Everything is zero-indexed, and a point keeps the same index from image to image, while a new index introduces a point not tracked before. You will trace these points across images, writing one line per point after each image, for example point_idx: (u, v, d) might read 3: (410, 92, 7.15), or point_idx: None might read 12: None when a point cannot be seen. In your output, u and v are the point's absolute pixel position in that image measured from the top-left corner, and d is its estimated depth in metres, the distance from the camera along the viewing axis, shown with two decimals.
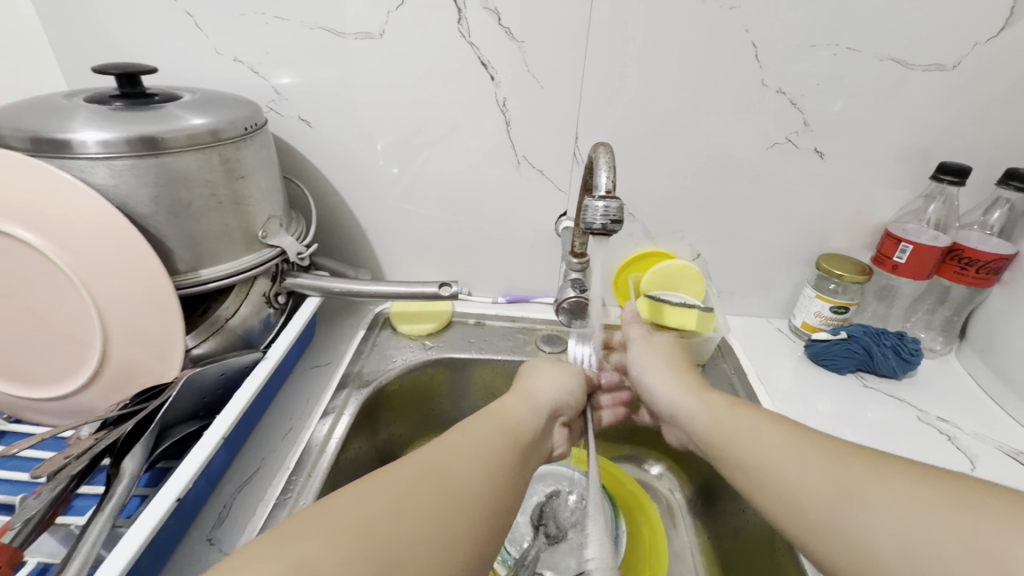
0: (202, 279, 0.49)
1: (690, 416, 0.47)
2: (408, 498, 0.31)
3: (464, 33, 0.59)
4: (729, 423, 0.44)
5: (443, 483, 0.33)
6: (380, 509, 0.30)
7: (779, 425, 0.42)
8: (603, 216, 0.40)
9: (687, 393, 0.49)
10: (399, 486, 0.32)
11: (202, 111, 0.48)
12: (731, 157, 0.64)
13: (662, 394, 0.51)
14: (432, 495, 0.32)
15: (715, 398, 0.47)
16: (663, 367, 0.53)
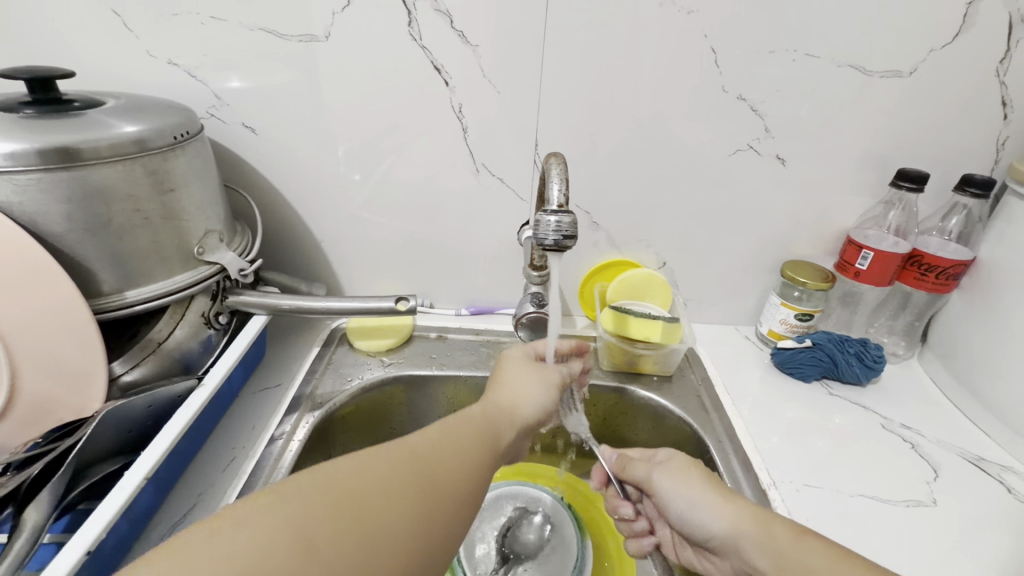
0: (129, 301, 0.45)
1: (752, 553, 0.39)
2: (397, 477, 0.33)
3: (416, 36, 0.56)
4: (797, 558, 0.37)
5: (429, 472, 0.34)
6: (372, 486, 0.32)
7: (851, 563, 0.35)
8: (556, 232, 0.38)
9: (742, 524, 0.40)
10: (390, 466, 0.34)
11: (125, 118, 0.44)
12: (695, 164, 0.63)
13: (713, 522, 0.42)
14: (413, 472, 0.34)
15: (775, 524, 0.39)
16: (708, 491, 0.43)
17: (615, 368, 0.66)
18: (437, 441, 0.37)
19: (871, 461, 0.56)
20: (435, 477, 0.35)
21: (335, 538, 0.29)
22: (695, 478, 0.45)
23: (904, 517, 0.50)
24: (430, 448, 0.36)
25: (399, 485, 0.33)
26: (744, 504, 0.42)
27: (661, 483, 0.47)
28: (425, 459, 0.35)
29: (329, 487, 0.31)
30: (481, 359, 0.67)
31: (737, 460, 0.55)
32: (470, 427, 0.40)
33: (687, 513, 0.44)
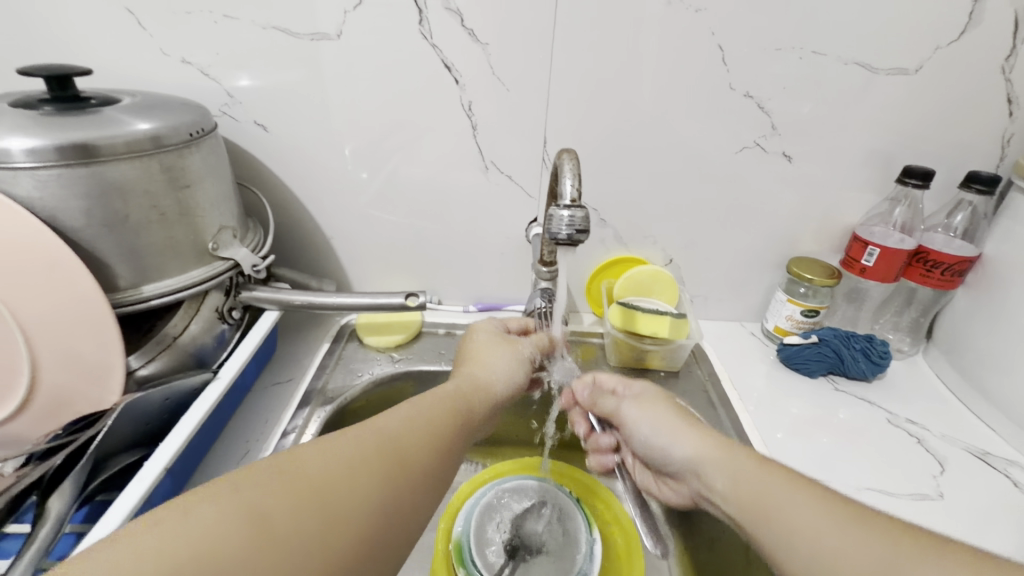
0: (145, 296, 0.46)
1: (709, 473, 0.42)
2: (360, 461, 0.33)
3: (426, 34, 0.56)
4: (749, 478, 0.39)
5: (395, 454, 0.35)
6: (335, 467, 0.32)
7: (807, 489, 0.37)
8: (568, 226, 0.39)
9: (701, 449, 0.43)
10: (354, 449, 0.34)
11: (142, 115, 0.45)
12: (702, 161, 0.63)
13: (677, 446, 0.45)
14: (375, 453, 0.34)
15: (734, 450, 0.42)
16: (674, 419, 0.46)
17: (622, 363, 0.67)
18: (407, 421, 0.38)
19: (876, 455, 0.56)
20: (403, 459, 0.35)
21: (294, 517, 0.29)
22: (660, 406, 0.48)
23: (910, 509, 0.50)
24: (397, 429, 0.37)
25: (364, 468, 0.33)
26: (706, 433, 0.44)
27: (630, 415, 0.49)
28: (391, 440, 0.36)
29: (289, 474, 0.31)
30: None
31: None
32: (441, 410, 0.41)
33: (654, 441, 0.47)
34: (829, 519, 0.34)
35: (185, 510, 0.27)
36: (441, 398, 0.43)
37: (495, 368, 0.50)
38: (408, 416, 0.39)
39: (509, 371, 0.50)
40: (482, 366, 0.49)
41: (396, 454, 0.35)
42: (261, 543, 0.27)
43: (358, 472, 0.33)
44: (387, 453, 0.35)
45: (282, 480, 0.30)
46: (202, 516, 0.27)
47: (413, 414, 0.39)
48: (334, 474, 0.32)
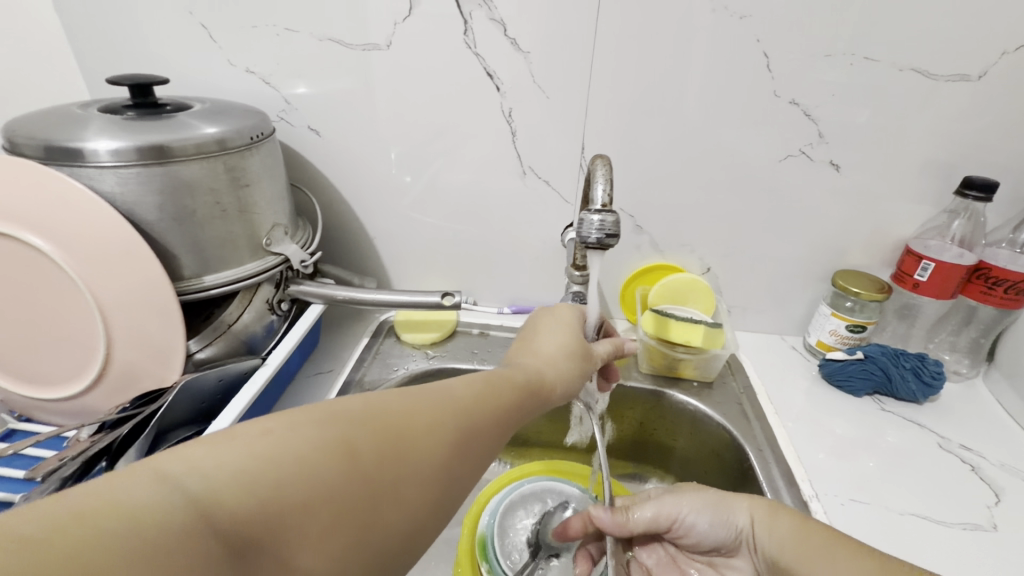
0: (205, 285, 0.50)
1: (771, 544, 0.42)
2: (441, 413, 0.34)
3: (471, 43, 0.59)
4: (800, 542, 0.40)
5: (463, 425, 0.34)
6: (414, 419, 0.32)
7: (850, 545, 0.38)
8: (599, 231, 0.39)
9: (751, 518, 0.43)
10: (433, 399, 0.34)
11: (210, 120, 0.49)
12: (743, 169, 0.62)
13: (727, 522, 0.45)
14: (455, 408, 0.35)
15: (778, 509, 0.43)
16: (707, 499, 0.46)
17: (655, 372, 0.66)
18: (485, 383, 0.38)
19: (923, 481, 0.53)
20: (477, 420, 0.35)
21: (381, 462, 0.30)
22: (699, 491, 0.47)
23: (959, 540, 0.47)
24: (477, 391, 0.37)
25: (445, 425, 0.33)
26: (739, 497, 0.45)
27: (673, 511, 0.47)
28: (468, 395, 0.36)
29: (376, 415, 0.31)
30: None
31: (779, 470, 0.54)
32: (518, 375, 0.40)
33: (714, 523, 0.46)
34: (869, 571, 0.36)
35: (288, 431, 0.28)
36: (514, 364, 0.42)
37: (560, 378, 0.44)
38: (485, 378, 0.38)
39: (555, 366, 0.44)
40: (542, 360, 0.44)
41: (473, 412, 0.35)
42: (355, 480, 0.28)
43: (441, 428, 0.33)
44: (462, 410, 0.35)
45: (368, 415, 0.31)
46: (303, 437, 0.28)
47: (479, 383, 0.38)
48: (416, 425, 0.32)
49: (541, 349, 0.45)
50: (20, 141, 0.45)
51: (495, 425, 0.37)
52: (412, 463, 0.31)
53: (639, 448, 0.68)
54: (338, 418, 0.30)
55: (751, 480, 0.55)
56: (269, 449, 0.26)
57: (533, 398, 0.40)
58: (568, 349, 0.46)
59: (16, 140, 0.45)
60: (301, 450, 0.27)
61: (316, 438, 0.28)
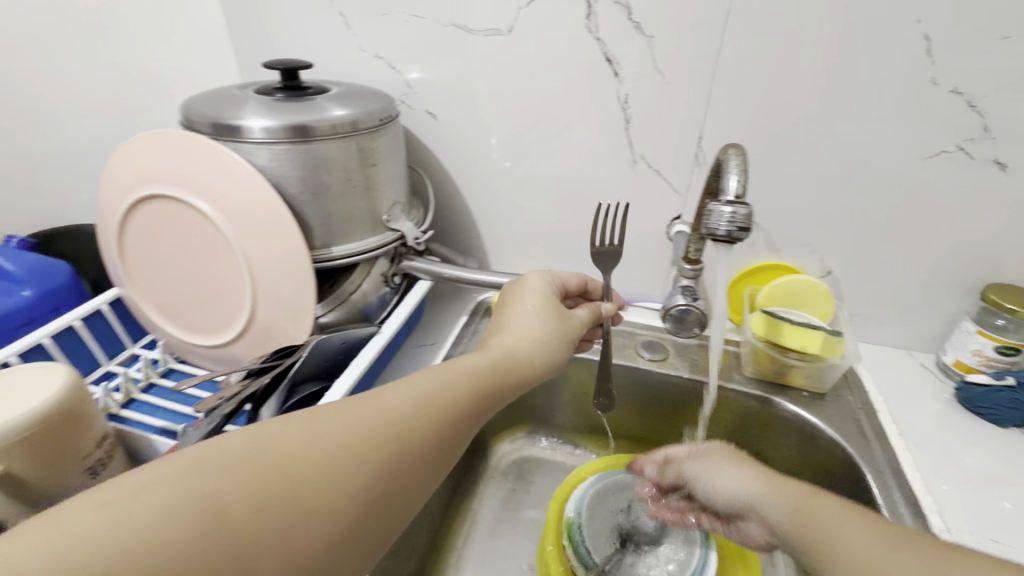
0: (333, 255, 0.55)
1: (774, 512, 0.36)
2: (340, 446, 0.32)
3: (592, 28, 0.58)
4: (813, 522, 0.34)
5: (375, 452, 0.32)
6: (318, 449, 0.31)
7: (874, 524, 0.32)
8: (729, 223, 0.37)
9: (760, 484, 0.38)
10: (334, 431, 0.32)
11: (347, 103, 0.53)
12: (883, 164, 0.57)
13: (741, 490, 0.39)
14: (361, 434, 0.32)
15: (782, 481, 0.38)
16: (741, 471, 0.40)
17: (759, 376, 0.62)
18: (412, 400, 0.36)
19: None
20: (389, 445, 0.33)
21: (259, 512, 0.28)
22: (729, 458, 0.42)
23: None
24: (401, 410, 0.35)
25: (347, 458, 0.31)
26: (759, 470, 0.40)
27: (687, 467, 0.45)
28: (383, 418, 0.34)
29: (259, 456, 0.29)
30: (616, 347, 0.68)
31: (902, 496, 0.49)
32: (451, 386, 0.38)
33: (728, 495, 0.40)
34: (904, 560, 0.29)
35: (142, 492, 0.26)
36: (455, 369, 0.40)
37: (539, 346, 0.45)
38: (412, 393, 0.36)
39: (533, 337, 0.45)
40: (514, 325, 0.46)
41: (383, 437, 0.33)
42: (224, 535, 0.26)
43: (339, 460, 0.31)
44: (369, 438, 0.33)
45: (249, 459, 0.29)
46: (158, 498, 0.26)
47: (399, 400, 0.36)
48: (317, 456, 0.31)
49: (515, 311, 0.47)
50: (194, 118, 0.51)
51: (417, 445, 0.34)
52: (307, 494, 0.29)
53: None
54: (210, 467, 0.28)
55: (866, 502, 0.51)
56: (116, 515, 0.25)
57: (515, 372, 0.42)
58: (547, 312, 0.47)
59: (191, 117, 0.51)
60: (157, 509, 0.25)
61: (175, 493, 0.26)
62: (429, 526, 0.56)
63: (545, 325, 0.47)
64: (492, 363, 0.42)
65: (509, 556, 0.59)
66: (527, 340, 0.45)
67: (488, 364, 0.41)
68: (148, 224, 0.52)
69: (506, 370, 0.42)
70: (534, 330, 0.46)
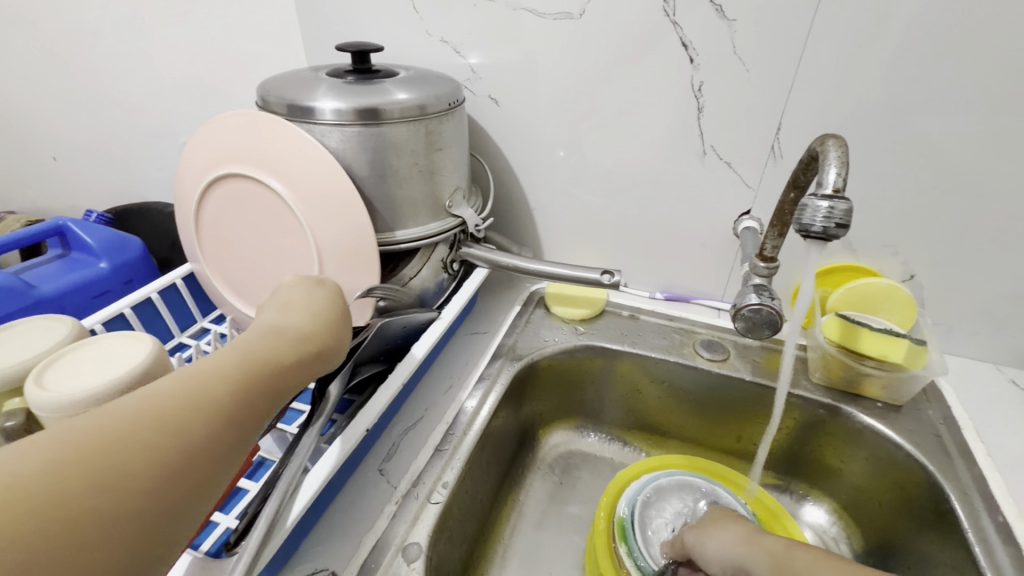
0: (396, 239, 0.55)
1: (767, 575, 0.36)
2: (203, 388, 0.28)
3: (668, 11, 0.55)
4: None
5: (246, 385, 0.30)
6: (94, 444, 0.24)
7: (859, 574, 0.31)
8: (825, 219, 0.35)
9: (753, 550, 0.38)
10: (190, 379, 0.28)
11: (417, 86, 0.53)
12: (988, 160, 0.52)
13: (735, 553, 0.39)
14: (223, 375, 0.30)
15: (762, 539, 0.39)
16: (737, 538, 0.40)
17: (828, 383, 0.59)
18: (245, 344, 0.33)
19: None
20: (260, 377, 0.31)
21: (117, 470, 0.24)
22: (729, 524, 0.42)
23: None
24: (258, 351, 0.33)
25: (215, 394, 0.29)
26: (743, 530, 0.41)
27: (682, 541, 0.45)
28: (242, 360, 0.31)
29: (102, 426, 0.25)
30: (673, 345, 0.66)
31: (992, 522, 0.46)
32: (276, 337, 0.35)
33: (724, 558, 0.40)
34: None
35: None
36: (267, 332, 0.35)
37: (326, 319, 0.39)
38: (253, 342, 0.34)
39: (310, 313, 0.39)
40: (299, 315, 0.38)
41: (249, 370, 0.31)
42: (76, 510, 0.22)
43: (205, 399, 0.28)
44: (233, 377, 0.30)
45: (78, 445, 0.23)
46: None
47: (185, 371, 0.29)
48: (66, 469, 0.23)
49: (298, 306, 0.39)
50: (270, 99, 0.52)
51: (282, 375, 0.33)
52: (87, 506, 0.22)
53: (796, 463, 0.62)
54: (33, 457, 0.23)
55: (948, 524, 0.48)
56: None
57: (334, 346, 0.38)
58: (319, 310, 0.39)
59: (266, 98, 0.52)
60: None
61: None
62: (481, 514, 0.56)
63: (314, 301, 0.40)
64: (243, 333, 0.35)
65: (557, 549, 0.59)
66: (308, 321, 0.38)
67: (311, 334, 0.37)
68: (222, 202, 0.54)
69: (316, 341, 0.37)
70: (298, 305, 0.39)
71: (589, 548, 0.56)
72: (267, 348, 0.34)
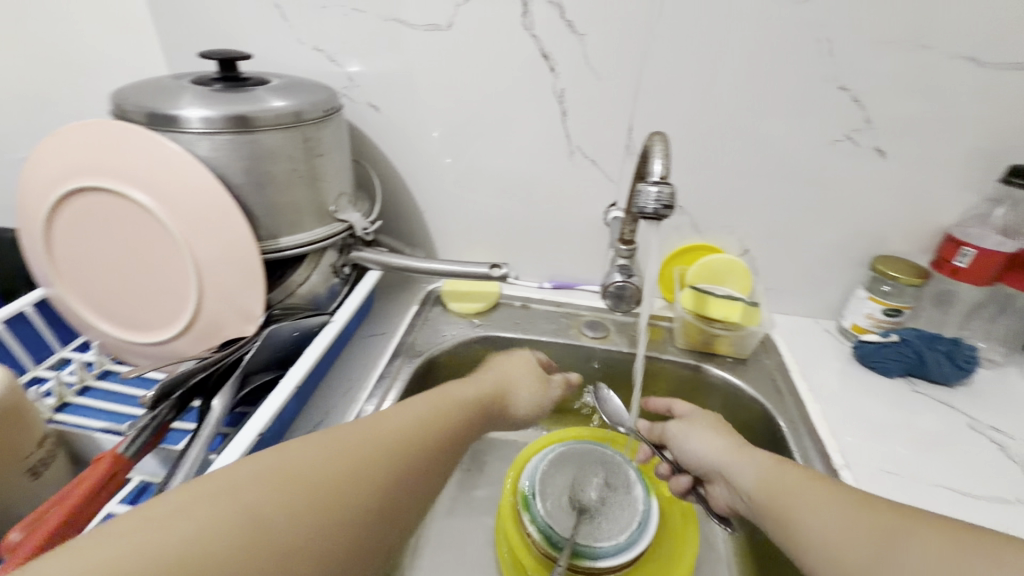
0: (281, 246, 0.55)
1: (740, 472, 0.47)
2: (365, 451, 0.36)
3: (528, 25, 0.61)
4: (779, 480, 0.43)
5: (394, 457, 0.38)
6: (285, 481, 0.32)
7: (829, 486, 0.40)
8: (656, 202, 0.42)
9: (727, 452, 0.50)
10: (356, 439, 0.37)
11: (291, 94, 0.54)
12: (788, 151, 0.64)
13: (709, 452, 0.52)
14: (369, 446, 0.37)
15: (754, 451, 0.48)
16: (708, 432, 0.54)
17: (690, 347, 0.69)
18: (405, 418, 0.42)
19: (954, 458, 0.55)
20: (408, 454, 0.39)
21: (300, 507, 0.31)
22: (716, 430, 0.53)
23: (986, 511, 0.50)
24: (407, 425, 0.41)
25: (371, 461, 0.36)
26: (733, 442, 0.51)
27: (670, 430, 0.58)
28: (396, 429, 0.40)
29: (289, 470, 0.33)
30: (561, 328, 0.72)
31: (811, 443, 0.56)
32: (440, 418, 0.44)
33: (703, 451, 0.53)
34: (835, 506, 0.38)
35: (185, 513, 0.28)
36: (442, 411, 0.46)
37: (479, 406, 0.51)
38: (415, 415, 0.43)
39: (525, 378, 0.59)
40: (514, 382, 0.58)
41: (399, 444, 0.39)
42: (265, 542, 0.29)
43: (371, 461, 0.36)
44: (391, 446, 0.38)
45: (277, 480, 0.32)
46: (193, 517, 0.28)
47: (332, 434, 0.37)
48: (286, 500, 0.31)
49: (512, 368, 0.60)
50: (127, 108, 0.49)
51: (419, 452, 0.40)
52: (275, 529, 0.30)
53: None
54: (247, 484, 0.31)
55: (783, 450, 0.58)
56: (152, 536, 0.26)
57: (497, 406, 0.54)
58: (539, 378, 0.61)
59: (123, 107, 0.50)
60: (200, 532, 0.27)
61: (208, 513, 0.28)
62: None
63: (466, 391, 0.51)
64: (408, 406, 0.44)
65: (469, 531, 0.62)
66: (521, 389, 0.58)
67: (463, 415, 0.48)
68: (78, 220, 0.50)
69: (460, 414, 0.47)
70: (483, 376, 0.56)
71: (498, 524, 0.59)
72: (433, 417, 0.44)
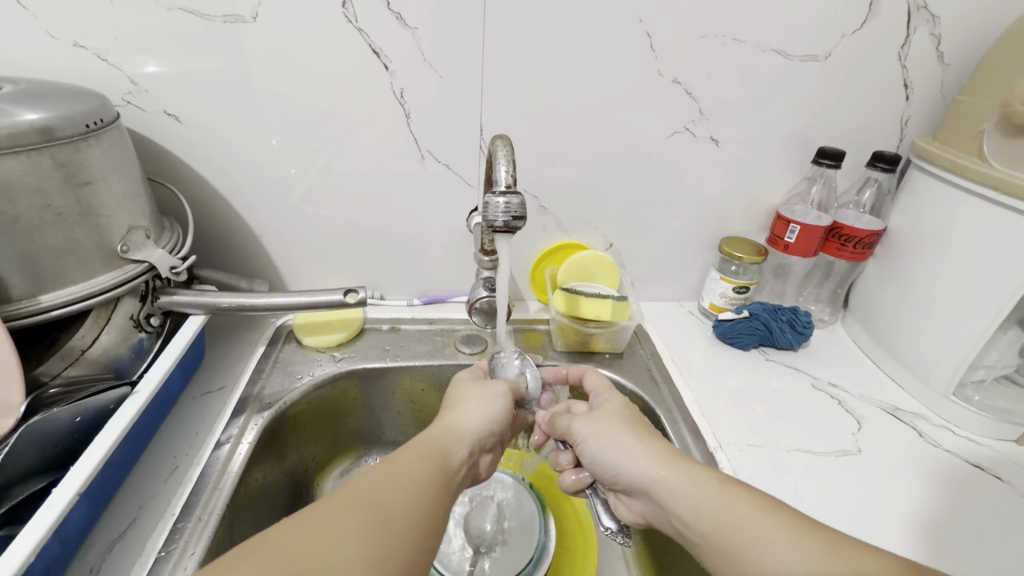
0: (43, 307, 0.42)
1: (672, 493, 0.40)
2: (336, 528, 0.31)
3: (350, 17, 0.54)
4: (719, 508, 0.37)
5: (383, 524, 0.33)
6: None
7: (777, 513, 0.35)
8: (505, 213, 0.38)
9: (653, 461, 0.42)
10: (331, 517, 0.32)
11: (31, 103, 0.40)
12: (637, 145, 0.65)
13: (631, 462, 0.43)
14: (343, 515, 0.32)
15: (687, 466, 0.40)
16: (626, 434, 0.44)
17: (568, 348, 0.68)
18: (374, 482, 0.35)
19: (805, 418, 0.60)
20: (389, 516, 0.33)
21: None
22: (614, 422, 0.46)
23: (832, 465, 0.55)
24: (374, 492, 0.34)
25: (337, 538, 0.31)
26: (663, 449, 0.42)
27: (581, 431, 0.47)
28: (371, 497, 0.34)
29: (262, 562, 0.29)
30: (436, 348, 0.67)
31: (687, 428, 0.58)
32: (425, 467, 0.38)
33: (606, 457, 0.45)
34: (790, 537, 0.34)
35: None
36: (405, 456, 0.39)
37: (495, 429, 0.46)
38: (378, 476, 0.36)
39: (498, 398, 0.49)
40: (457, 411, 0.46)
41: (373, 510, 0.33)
42: None
43: (337, 535, 0.31)
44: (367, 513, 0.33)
45: None
46: None
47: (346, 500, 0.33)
48: None
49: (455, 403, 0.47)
50: None
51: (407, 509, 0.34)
52: None
53: None
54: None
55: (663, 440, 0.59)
56: None
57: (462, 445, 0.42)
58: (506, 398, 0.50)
59: None
60: None
61: None
62: None
63: (487, 414, 0.46)
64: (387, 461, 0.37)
65: None
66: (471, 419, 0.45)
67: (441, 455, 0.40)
68: None
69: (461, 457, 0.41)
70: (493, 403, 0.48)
71: None
72: (426, 468, 0.38)
